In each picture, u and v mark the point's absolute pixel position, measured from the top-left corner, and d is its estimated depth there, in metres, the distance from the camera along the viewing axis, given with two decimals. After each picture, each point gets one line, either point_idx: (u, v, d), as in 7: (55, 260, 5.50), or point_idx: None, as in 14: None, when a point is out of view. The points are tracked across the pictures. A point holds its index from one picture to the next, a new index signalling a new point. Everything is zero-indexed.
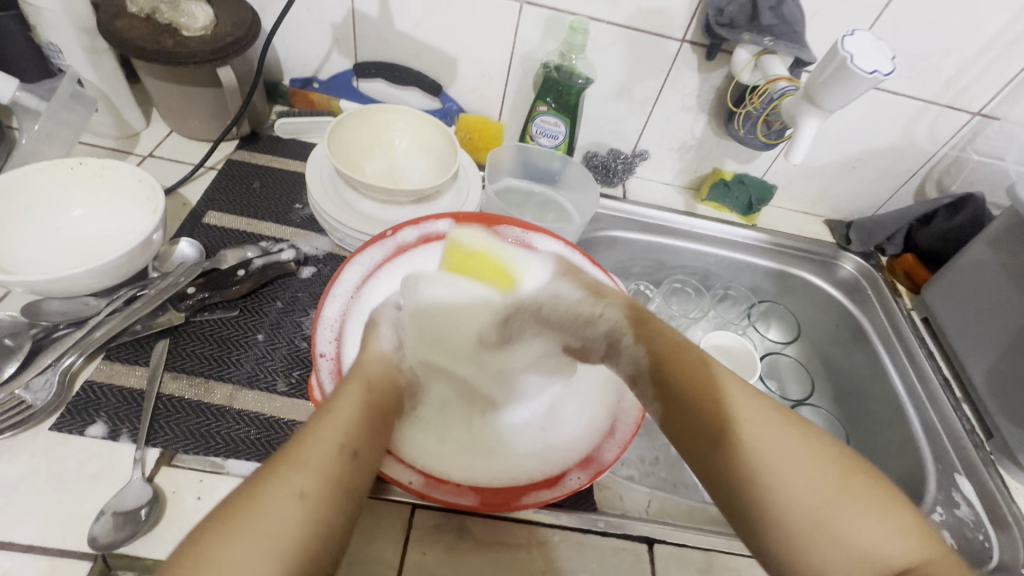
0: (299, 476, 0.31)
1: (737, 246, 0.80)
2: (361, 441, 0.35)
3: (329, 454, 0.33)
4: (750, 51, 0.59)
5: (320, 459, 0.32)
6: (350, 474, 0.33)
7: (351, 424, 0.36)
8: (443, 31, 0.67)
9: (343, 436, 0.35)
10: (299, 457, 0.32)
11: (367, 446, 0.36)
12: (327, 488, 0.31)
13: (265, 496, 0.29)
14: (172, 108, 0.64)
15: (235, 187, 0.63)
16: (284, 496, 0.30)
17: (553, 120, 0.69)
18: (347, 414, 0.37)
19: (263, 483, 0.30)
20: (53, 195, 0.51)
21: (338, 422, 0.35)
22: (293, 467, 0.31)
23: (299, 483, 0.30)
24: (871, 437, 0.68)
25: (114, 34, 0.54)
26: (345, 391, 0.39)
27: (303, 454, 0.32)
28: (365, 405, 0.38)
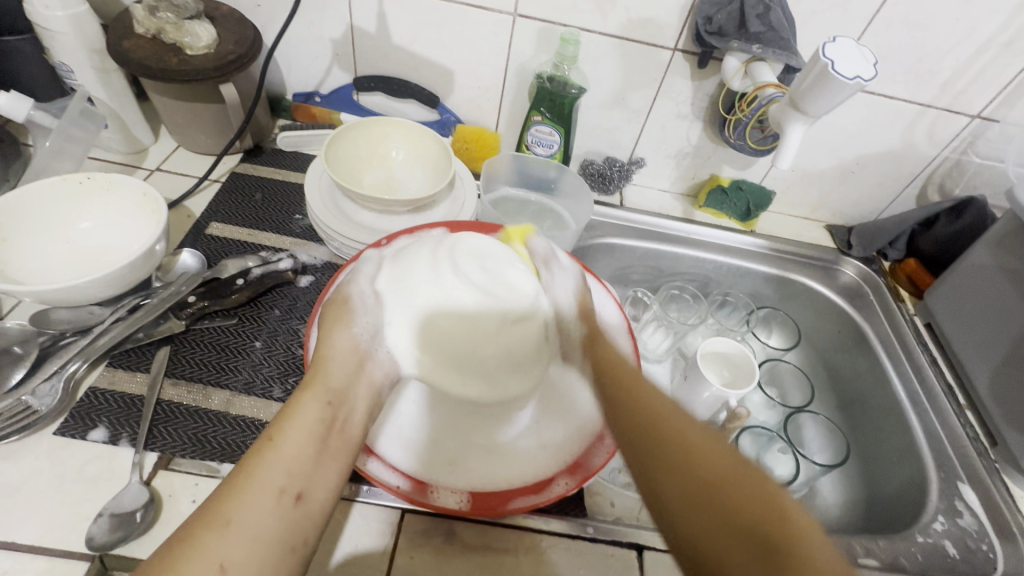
0: (223, 543, 0.29)
1: (735, 252, 0.80)
2: (308, 480, 0.34)
3: (262, 507, 0.31)
4: (739, 58, 0.59)
5: (253, 516, 0.30)
6: (290, 522, 0.32)
7: (293, 459, 0.34)
8: (438, 45, 0.69)
9: (282, 481, 0.33)
10: (228, 517, 0.30)
11: (315, 480, 0.34)
12: (255, 549, 0.29)
13: (186, 566, 0.27)
14: (178, 124, 0.66)
15: (238, 199, 0.65)
16: (202, 571, 0.27)
17: (548, 129, 0.70)
18: (292, 446, 0.35)
19: (178, 557, 0.28)
20: (60, 209, 0.53)
21: (278, 461, 0.33)
22: (220, 528, 0.29)
23: (219, 555, 0.28)
24: (874, 444, 0.67)
25: (122, 54, 0.57)
26: (294, 414, 0.37)
27: (228, 515, 0.30)
28: (313, 433, 0.36)
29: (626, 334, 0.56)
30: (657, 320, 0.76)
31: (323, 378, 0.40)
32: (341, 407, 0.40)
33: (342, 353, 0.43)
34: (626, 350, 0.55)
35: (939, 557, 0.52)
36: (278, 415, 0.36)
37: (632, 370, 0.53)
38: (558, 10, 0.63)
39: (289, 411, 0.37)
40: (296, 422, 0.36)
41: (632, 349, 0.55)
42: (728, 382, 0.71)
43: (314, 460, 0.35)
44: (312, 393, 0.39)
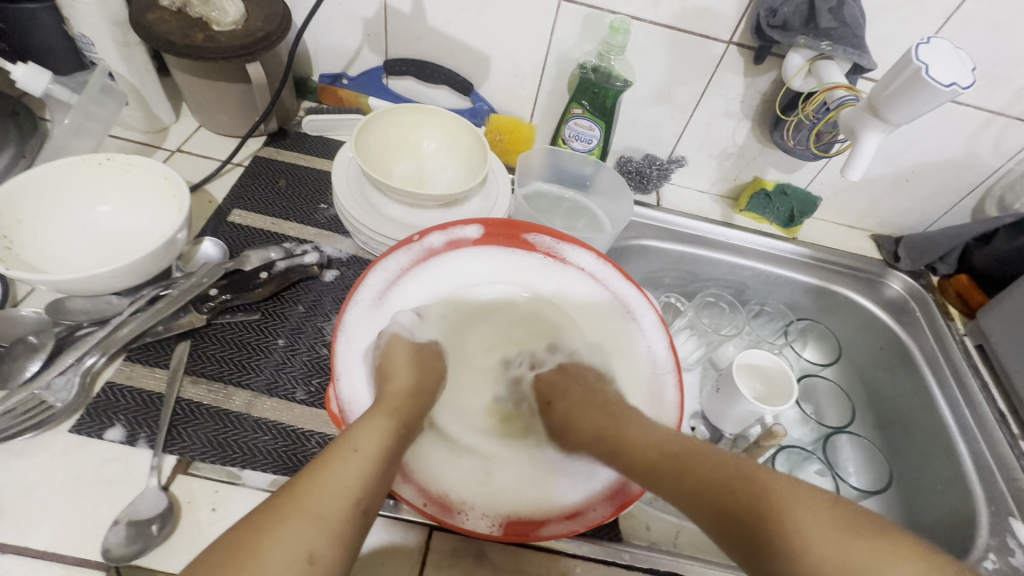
0: (312, 535, 0.31)
1: (776, 259, 0.76)
2: (379, 489, 0.35)
3: (342, 507, 0.33)
4: (804, 55, 0.55)
5: (335, 510, 0.32)
6: (362, 529, 0.33)
7: (372, 469, 0.35)
8: (475, 29, 0.65)
9: (361, 485, 0.34)
10: (306, 513, 0.31)
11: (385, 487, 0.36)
12: (336, 544, 0.31)
13: (267, 553, 0.30)
14: (202, 104, 0.63)
15: (262, 185, 0.62)
16: (292, 560, 0.30)
17: (588, 123, 0.67)
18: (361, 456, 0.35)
19: (271, 542, 0.30)
20: (83, 189, 0.51)
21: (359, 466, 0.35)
22: (288, 531, 0.31)
23: (307, 546, 0.30)
24: (916, 470, 0.64)
25: (145, 28, 0.53)
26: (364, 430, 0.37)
27: (316, 509, 0.32)
28: (388, 442, 0.38)
29: (668, 350, 0.52)
30: (689, 328, 0.73)
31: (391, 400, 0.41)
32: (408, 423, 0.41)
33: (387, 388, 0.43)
34: (665, 365, 0.52)
35: None
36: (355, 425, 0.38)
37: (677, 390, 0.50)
38: None
39: (366, 423, 0.38)
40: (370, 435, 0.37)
41: (674, 365, 0.51)
42: (761, 397, 0.68)
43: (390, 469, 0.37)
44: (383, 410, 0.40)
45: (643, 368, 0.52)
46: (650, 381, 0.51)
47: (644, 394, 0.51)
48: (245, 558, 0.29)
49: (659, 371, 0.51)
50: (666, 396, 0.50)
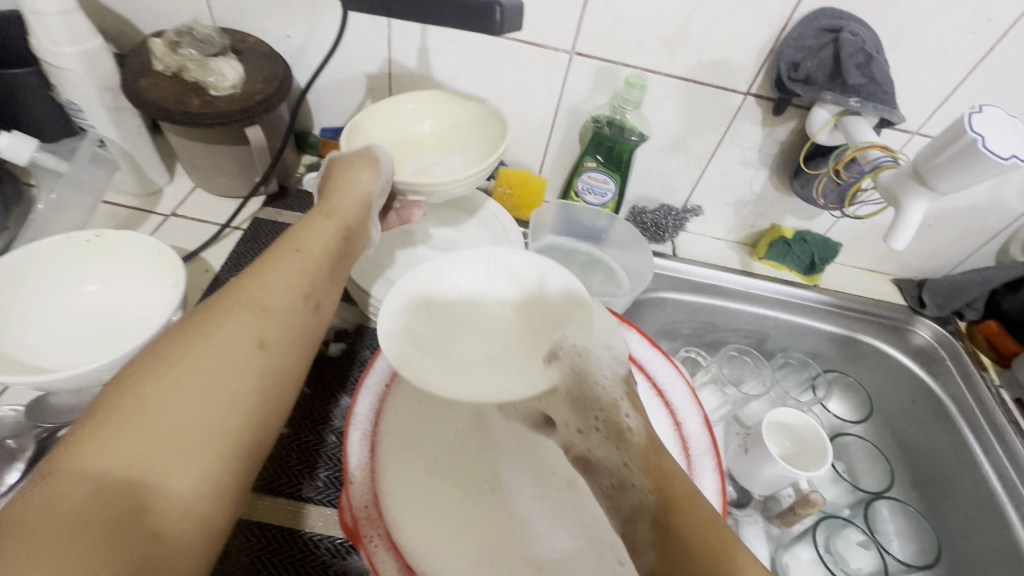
0: (133, 431, 0.26)
1: (797, 307, 0.73)
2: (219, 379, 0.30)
3: (181, 397, 0.28)
4: (831, 110, 0.54)
5: (163, 402, 0.28)
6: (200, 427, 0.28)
7: (209, 355, 0.30)
8: (483, 83, 0.63)
9: (205, 374, 0.29)
10: (141, 397, 0.28)
11: (222, 383, 0.30)
12: (162, 434, 0.27)
13: (90, 447, 0.25)
14: (198, 166, 0.60)
15: (261, 250, 0.59)
16: (112, 454, 0.25)
17: (602, 177, 0.64)
18: (216, 345, 0.31)
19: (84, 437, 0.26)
20: (68, 270, 0.47)
21: (206, 350, 0.30)
22: (96, 452, 0.25)
23: (114, 443, 0.26)
24: (966, 536, 0.61)
25: (138, 95, 0.50)
26: (214, 328, 0.32)
27: (147, 389, 0.28)
28: (241, 331, 0.32)
29: (701, 427, 0.49)
30: (713, 381, 0.69)
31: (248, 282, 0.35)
32: (284, 311, 0.35)
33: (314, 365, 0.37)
34: (701, 445, 0.48)
35: None
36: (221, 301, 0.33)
37: (696, 417, 0.49)
38: (620, 48, 0.57)
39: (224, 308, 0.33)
40: (226, 335, 0.32)
41: (711, 446, 0.48)
42: (790, 456, 0.65)
43: (228, 364, 0.31)
44: (247, 296, 0.34)
45: (676, 449, 0.48)
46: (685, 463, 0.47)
47: None
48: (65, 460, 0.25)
49: (694, 452, 0.47)
50: (704, 482, 0.45)
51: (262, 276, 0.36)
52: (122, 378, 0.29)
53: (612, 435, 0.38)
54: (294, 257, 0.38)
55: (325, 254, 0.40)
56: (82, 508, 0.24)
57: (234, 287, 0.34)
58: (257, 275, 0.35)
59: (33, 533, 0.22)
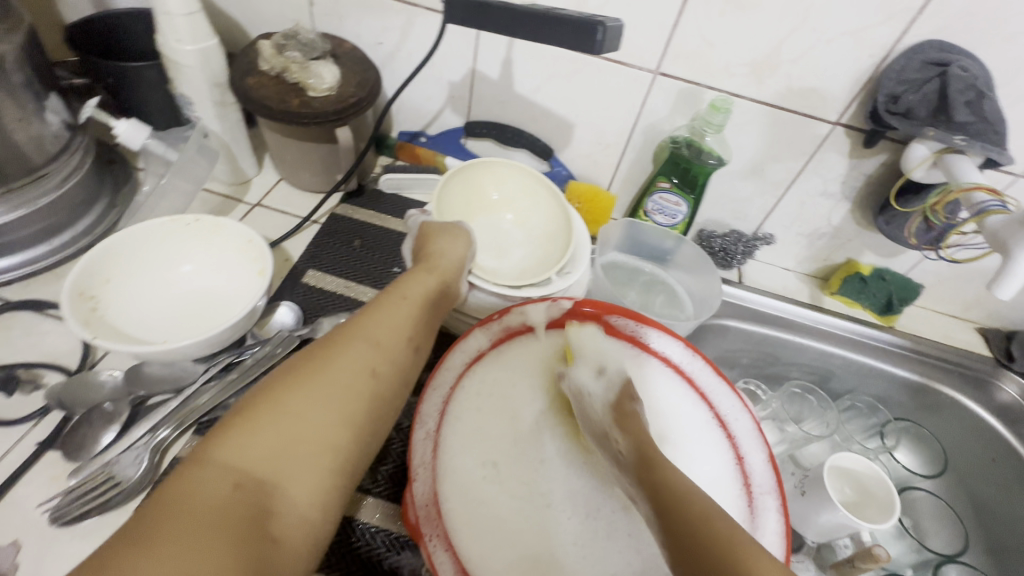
0: (319, 402, 0.33)
1: (869, 348, 0.69)
2: (387, 356, 0.37)
3: (355, 372, 0.35)
4: (930, 146, 0.51)
5: (343, 377, 0.34)
6: (375, 393, 0.35)
7: (379, 337, 0.38)
8: (563, 97, 0.63)
9: (373, 352, 0.37)
10: (327, 371, 0.34)
11: (393, 363, 0.37)
12: (342, 405, 0.33)
13: (287, 404, 0.32)
14: (286, 161, 0.63)
15: (336, 244, 0.62)
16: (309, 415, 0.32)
17: (675, 198, 0.63)
18: (378, 329, 0.38)
19: (281, 395, 0.32)
20: (165, 243, 0.51)
21: (373, 331, 0.38)
22: (236, 449, 0.30)
23: (315, 409, 0.32)
24: None
25: (244, 92, 0.54)
26: (324, 374, 0.34)
27: (330, 366, 0.34)
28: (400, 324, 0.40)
29: (766, 464, 0.47)
30: (772, 418, 0.67)
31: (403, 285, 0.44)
32: (394, 348, 0.38)
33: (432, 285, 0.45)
34: (765, 484, 0.46)
35: None
36: (377, 300, 0.41)
37: (762, 455, 0.47)
38: (706, 70, 0.57)
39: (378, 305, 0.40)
40: (346, 362, 0.35)
41: (775, 485, 0.46)
42: (851, 504, 0.61)
43: (395, 349, 0.38)
44: (361, 334, 0.37)
45: (735, 484, 0.47)
46: (746, 501, 0.46)
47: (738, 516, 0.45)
48: (261, 410, 0.31)
49: (757, 490, 0.46)
50: (766, 522, 0.44)
51: (350, 337, 0.37)
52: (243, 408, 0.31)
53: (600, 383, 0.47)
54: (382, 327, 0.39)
55: (425, 302, 0.43)
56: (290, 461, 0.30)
57: (350, 324, 0.38)
58: (355, 331, 0.37)
59: (253, 462, 0.29)
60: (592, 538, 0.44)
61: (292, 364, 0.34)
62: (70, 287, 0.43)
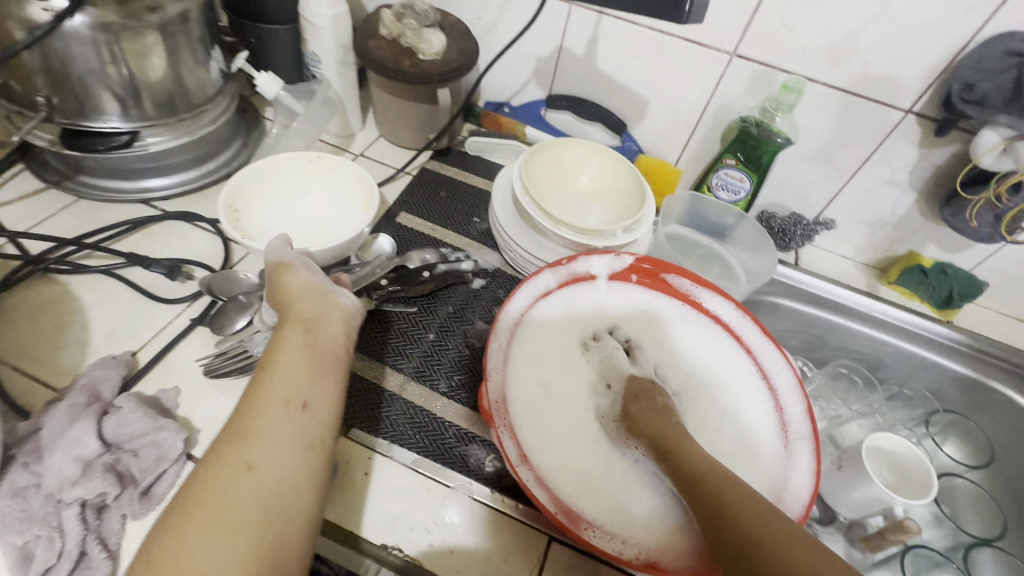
0: (247, 467, 0.32)
1: (924, 340, 0.70)
2: (309, 389, 0.37)
3: (274, 415, 0.35)
4: (1001, 133, 0.53)
5: (271, 434, 0.34)
6: (302, 427, 0.36)
7: (292, 371, 0.38)
8: (641, 75, 0.68)
9: (289, 389, 0.37)
10: (247, 443, 0.33)
11: (314, 389, 0.38)
12: (280, 453, 0.34)
13: (219, 488, 0.31)
14: (389, 117, 0.72)
15: (425, 193, 0.70)
16: (247, 468, 0.33)
17: (739, 175, 0.68)
18: (285, 366, 0.38)
19: (207, 483, 0.32)
20: (290, 172, 0.60)
21: (284, 372, 0.37)
22: (184, 559, 0.29)
23: (249, 462, 0.33)
24: None
25: (366, 52, 0.63)
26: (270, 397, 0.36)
27: (249, 431, 0.34)
28: (307, 351, 0.39)
29: (804, 414, 0.51)
30: (816, 396, 0.70)
31: (294, 312, 0.42)
32: (318, 379, 0.38)
33: (294, 287, 0.44)
34: (801, 431, 0.50)
35: None
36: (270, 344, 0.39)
37: (801, 406, 0.51)
38: (782, 54, 0.60)
39: (275, 345, 0.39)
40: (265, 417, 0.35)
41: (811, 433, 0.49)
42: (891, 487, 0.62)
43: (314, 375, 0.38)
44: (273, 380, 0.37)
45: (773, 429, 0.51)
46: (782, 444, 0.50)
47: (772, 457, 0.50)
48: (191, 509, 0.31)
49: (793, 436, 0.50)
50: (798, 463, 0.48)
51: (282, 353, 0.39)
52: (187, 487, 0.32)
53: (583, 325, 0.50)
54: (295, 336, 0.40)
55: (330, 323, 0.42)
56: (245, 543, 0.30)
57: (257, 376, 0.37)
58: (279, 347, 0.39)
59: (204, 547, 0.29)
60: (640, 469, 0.47)
61: (229, 421, 0.35)
62: (225, 198, 0.53)
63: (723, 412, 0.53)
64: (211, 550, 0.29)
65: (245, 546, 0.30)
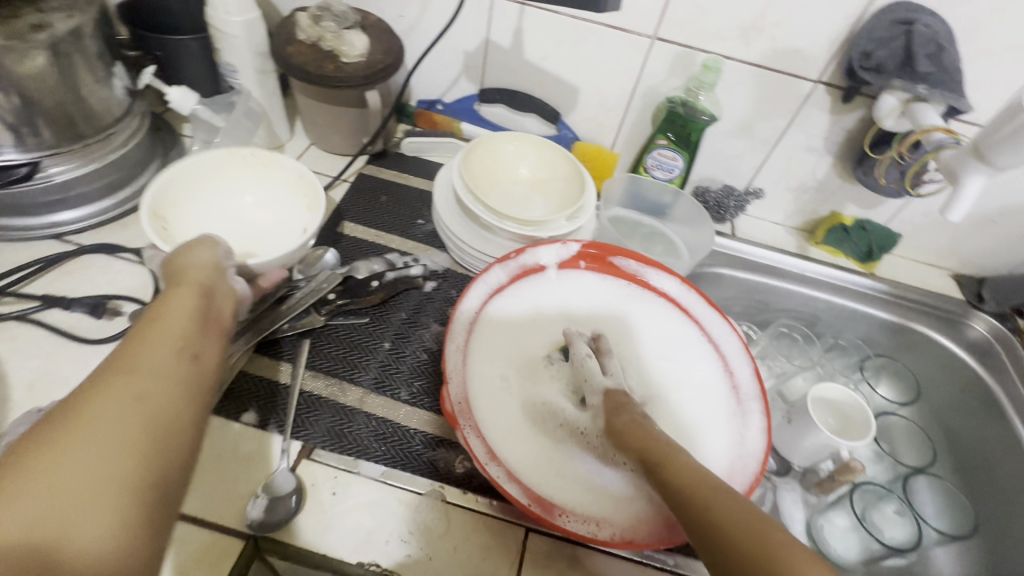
0: (126, 398, 0.27)
1: (851, 293, 0.76)
2: (201, 344, 0.33)
3: (165, 358, 0.30)
4: (898, 97, 0.57)
5: (163, 372, 0.29)
6: (188, 377, 0.31)
7: (183, 323, 0.33)
8: (569, 63, 0.69)
9: (181, 335, 0.32)
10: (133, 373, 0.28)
11: (204, 345, 0.33)
12: (165, 395, 0.29)
13: (87, 413, 0.26)
14: (318, 124, 0.70)
15: (365, 199, 0.68)
16: (122, 406, 0.27)
17: (672, 154, 0.70)
18: (176, 315, 0.33)
19: (70, 407, 0.26)
20: (219, 174, 0.57)
21: (173, 319, 0.33)
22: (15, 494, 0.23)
23: (127, 393, 0.27)
24: (1003, 519, 0.63)
25: (286, 58, 0.60)
26: (156, 331, 0.31)
27: (135, 365, 0.29)
28: (195, 308, 0.35)
29: (752, 376, 0.54)
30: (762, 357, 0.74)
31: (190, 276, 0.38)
32: (197, 335, 0.33)
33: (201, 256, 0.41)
34: (751, 391, 0.53)
35: None
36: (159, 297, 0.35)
37: (749, 368, 0.54)
38: (699, 34, 0.63)
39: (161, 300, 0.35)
40: (153, 354, 0.30)
41: (759, 392, 0.53)
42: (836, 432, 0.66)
43: (201, 333, 0.34)
44: (159, 325, 0.32)
45: (726, 393, 0.54)
46: (735, 406, 0.53)
47: (727, 420, 0.52)
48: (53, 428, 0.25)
49: (744, 396, 0.53)
50: (751, 422, 0.51)
51: (168, 307, 0.34)
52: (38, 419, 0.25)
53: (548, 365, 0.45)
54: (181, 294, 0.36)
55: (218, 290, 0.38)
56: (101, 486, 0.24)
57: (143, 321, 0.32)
58: (165, 304, 0.34)
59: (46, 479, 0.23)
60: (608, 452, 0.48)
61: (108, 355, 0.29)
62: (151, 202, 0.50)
63: (680, 383, 0.55)
64: (64, 475, 0.24)
65: (121, 477, 0.25)
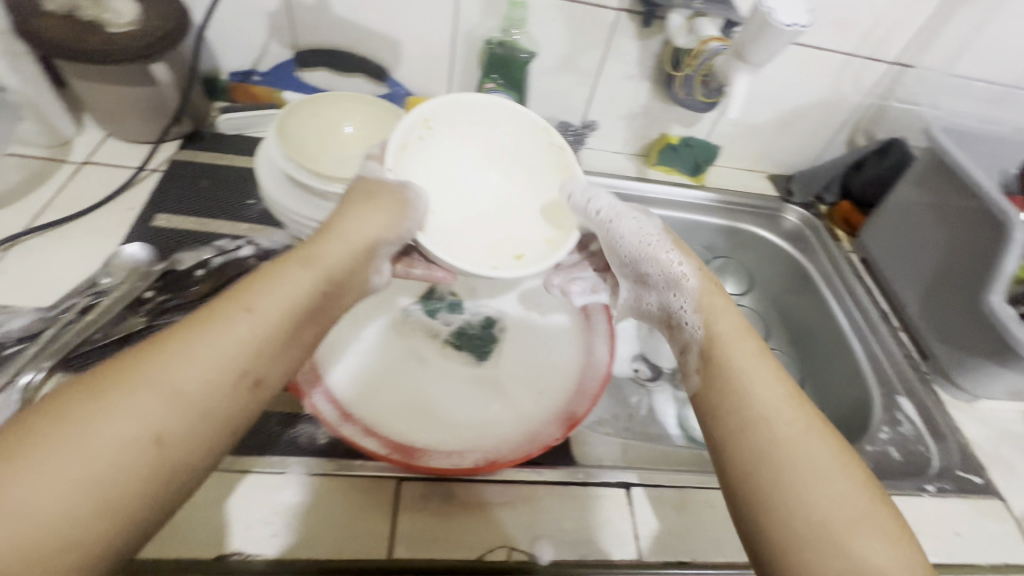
0: (130, 425, 0.25)
1: (688, 206, 0.83)
2: (270, 364, 0.31)
3: (215, 379, 0.28)
4: (682, 14, 0.62)
5: (158, 398, 0.26)
6: (242, 405, 0.29)
7: (268, 330, 0.31)
8: (381, 14, 0.67)
9: (249, 352, 0.29)
10: (150, 381, 0.26)
11: (270, 358, 0.31)
12: (185, 418, 0.26)
13: (100, 426, 0.24)
14: (107, 111, 0.62)
15: (182, 188, 0.62)
16: (135, 434, 0.25)
17: (501, 96, 0.70)
18: (264, 318, 0.31)
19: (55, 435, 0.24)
20: None
21: (251, 325, 0.30)
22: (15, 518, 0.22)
23: (143, 424, 0.25)
24: (823, 372, 0.74)
25: (32, 34, 0.51)
26: (209, 347, 0.28)
27: (178, 379, 0.27)
28: (292, 309, 0.32)
29: None
30: None
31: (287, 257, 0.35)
32: (279, 350, 0.31)
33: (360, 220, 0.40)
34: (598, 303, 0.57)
35: (888, 462, 0.58)
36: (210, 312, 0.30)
37: None
38: None
39: (212, 321, 0.29)
40: (203, 369, 0.28)
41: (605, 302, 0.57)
42: None
43: (281, 345, 0.31)
44: (227, 327, 0.29)
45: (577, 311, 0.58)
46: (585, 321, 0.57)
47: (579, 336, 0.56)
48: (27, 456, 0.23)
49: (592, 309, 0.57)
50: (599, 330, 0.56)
51: (258, 301, 0.32)
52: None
53: (683, 347, 0.42)
54: (313, 271, 0.35)
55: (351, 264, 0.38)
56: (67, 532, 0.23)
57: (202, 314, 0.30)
58: (246, 295, 0.31)
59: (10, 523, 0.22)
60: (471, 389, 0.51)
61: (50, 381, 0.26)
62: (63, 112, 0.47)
63: (531, 309, 0.59)
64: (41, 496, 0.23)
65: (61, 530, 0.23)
